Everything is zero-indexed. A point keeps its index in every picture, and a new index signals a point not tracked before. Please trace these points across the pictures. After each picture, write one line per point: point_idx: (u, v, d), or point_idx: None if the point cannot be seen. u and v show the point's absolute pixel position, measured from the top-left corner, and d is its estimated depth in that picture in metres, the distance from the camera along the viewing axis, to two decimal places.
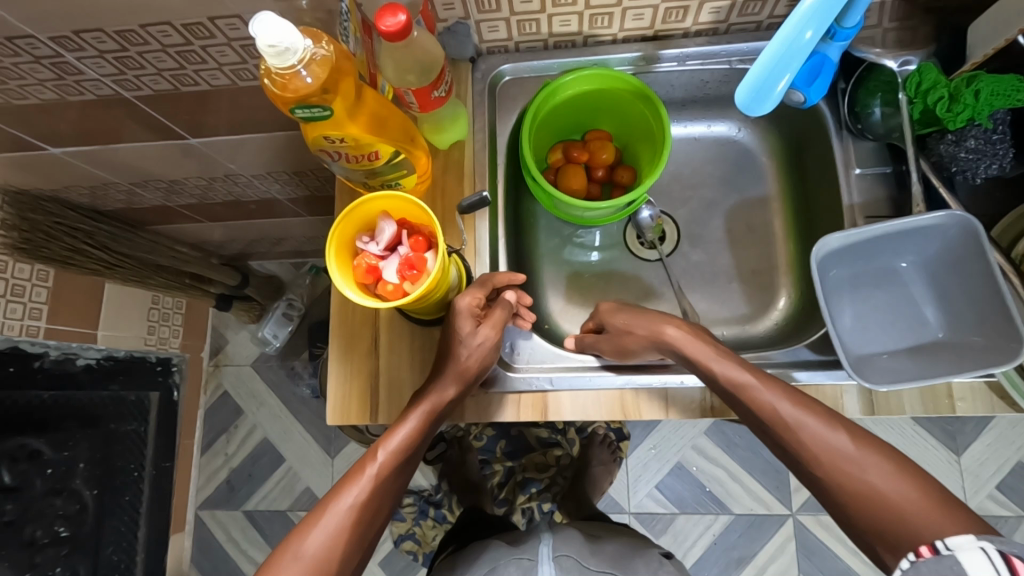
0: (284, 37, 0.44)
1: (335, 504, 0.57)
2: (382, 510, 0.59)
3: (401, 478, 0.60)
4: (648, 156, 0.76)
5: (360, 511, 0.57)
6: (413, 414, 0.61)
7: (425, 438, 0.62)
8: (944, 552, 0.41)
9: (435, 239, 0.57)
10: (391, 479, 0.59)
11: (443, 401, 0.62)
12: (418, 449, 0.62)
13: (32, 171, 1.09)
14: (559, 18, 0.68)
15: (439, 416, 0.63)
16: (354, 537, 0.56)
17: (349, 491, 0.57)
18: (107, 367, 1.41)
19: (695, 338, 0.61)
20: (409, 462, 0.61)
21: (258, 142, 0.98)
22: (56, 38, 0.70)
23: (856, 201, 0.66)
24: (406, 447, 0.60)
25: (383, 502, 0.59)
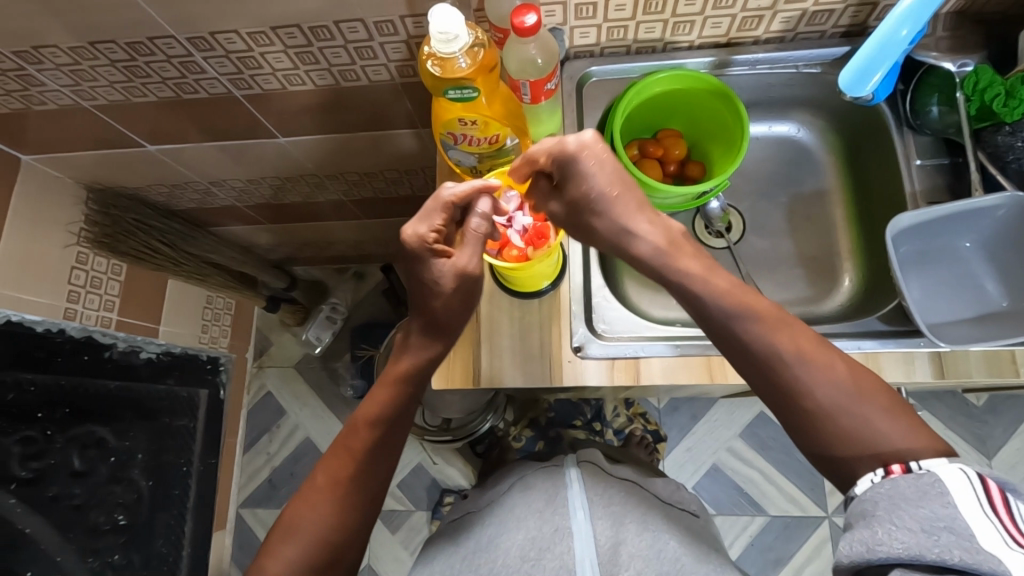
0: (452, 26, 0.51)
1: (319, 478, 0.66)
2: (371, 477, 0.66)
3: (386, 445, 0.67)
4: (721, 151, 0.83)
5: (340, 481, 0.65)
6: (390, 376, 0.69)
7: (409, 402, 0.68)
8: (918, 470, 0.47)
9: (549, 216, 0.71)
10: (370, 447, 0.66)
11: (419, 360, 0.68)
12: (398, 414, 0.67)
13: (123, 168, 1.17)
14: (645, 26, 0.76)
15: (416, 376, 0.68)
16: (339, 505, 0.64)
17: (332, 463, 0.66)
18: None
19: (675, 251, 0.64)
20: (394, 427, 0.67)
21: (344, 141, 1.06)
22: (192, 38, 0.79)
23: (918, 188, 0.73)
24: (381, 416, 0.66)
25: (371, 468, 0.66)
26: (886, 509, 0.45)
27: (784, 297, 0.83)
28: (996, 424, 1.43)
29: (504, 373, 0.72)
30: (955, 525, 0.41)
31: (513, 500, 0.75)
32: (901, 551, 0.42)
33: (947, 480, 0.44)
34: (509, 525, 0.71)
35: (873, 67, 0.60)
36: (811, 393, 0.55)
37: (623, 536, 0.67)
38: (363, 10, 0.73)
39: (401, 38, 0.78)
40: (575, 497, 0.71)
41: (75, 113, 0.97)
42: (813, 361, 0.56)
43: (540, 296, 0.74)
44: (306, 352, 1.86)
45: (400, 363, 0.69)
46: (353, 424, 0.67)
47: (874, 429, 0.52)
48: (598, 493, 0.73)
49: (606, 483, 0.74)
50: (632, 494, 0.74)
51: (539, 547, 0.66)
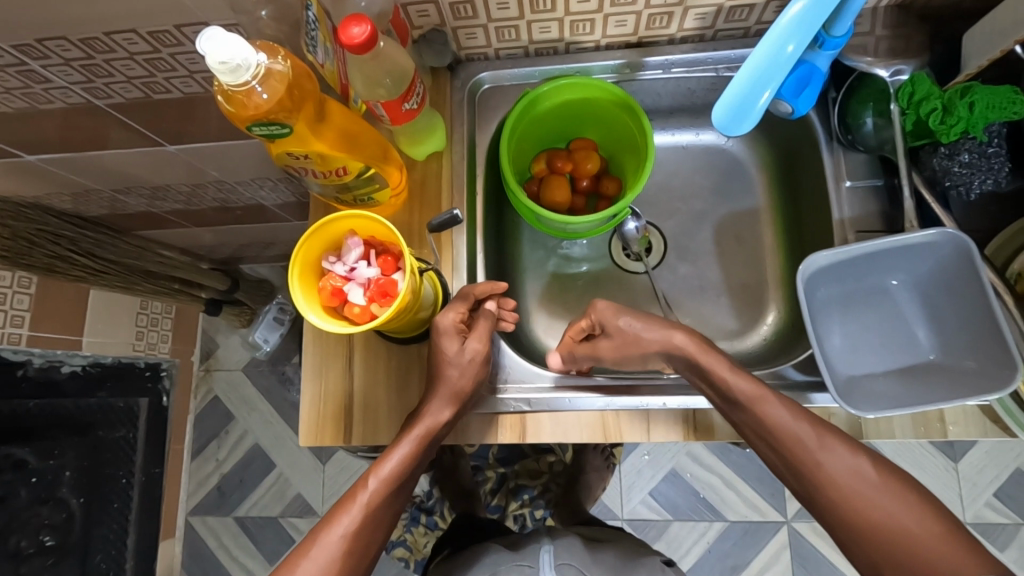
0: (236, 53, 0.42)
1: (325, 536, 0.55)
2: (374, 540, 0.57)
3: (393, 507, 0.58)
4: (633, 166, 0.73)
5: (348, 543, 0.55)
6: (404, 439, 0.59)
7: (421, 462, 0.61)
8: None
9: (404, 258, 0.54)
10: (381, 508, 0.57)
11: (439, 424, 0.60)
12: (411, 474, 0.60)
13: (12, 179, 1.07)
14: (538, 25, 0.65)
15: (438, 438, 0.61)
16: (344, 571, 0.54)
17: (340, 520, 0.56)
18: (88, 376, 1.40)
19: (704, 348, 0.58)
20: (403, 487, 0.59)
21: (238, 149, 0.96)
22: (19, 46, 0.68)
23: (847, 215, 0.64)
24: (398, 475, 0.58)
25: (377, 529, 0.57)
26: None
27: (704, 331, 0.74)
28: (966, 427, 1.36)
29: (377, 430, 0.65)
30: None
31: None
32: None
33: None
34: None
35: (749, 101, 0.51)
36: (835, 482, 0.51)
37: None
38: None
39: None
40: None
41: None
42: (834, 448, 0.52)
43: (418, 341, 0.66)
44: (253, 355, 1.79)
45: (422, 419, 0.60)
46: (366, 478, 0.57)
47: (898, 519, 0.49)
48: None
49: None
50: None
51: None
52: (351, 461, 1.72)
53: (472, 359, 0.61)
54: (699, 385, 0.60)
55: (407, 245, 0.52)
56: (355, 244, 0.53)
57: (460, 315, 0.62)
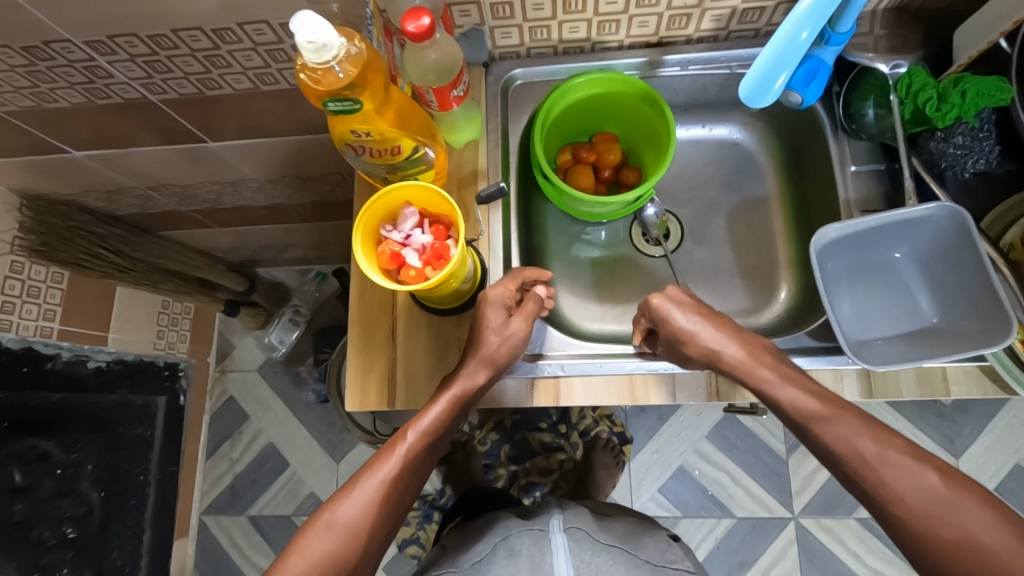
0: (321, 34, 0.47)
1: (364, 476, 0.59)
2: (409, 487, 0.61)
3: (425, 459, 0.62)
4: (653, 157, 0.79)
5: (385, 485, 0.59)
6: (441, 398, 0.63)
7: (455, 420, 0.64)
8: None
9: (455, 228, 0.60)
10: (417, 457, 0.61)
11: (474, 386, 0.63)
12: (446, 430, 0.63)
13: (54, 175, 1.12)
14: (569, 25, 0.72)
15: (471, 400, 0.65)
16: (380, 511, 0.58)
17: (378, 463, 0.60)
18: (109, 372, 1.40)
19: (754, 362, 0.60)
20: (436, 444, 0.63)
21: (276, 146, 1.02)
22: (90, 42, 0.74)
23: (852, 196, 0.70)
24: (435, 428, 0.62)
25: (411, 478, 0.61)
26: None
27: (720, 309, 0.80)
28: (965, 423, 1.41)
29: (419, 395, 0.70)
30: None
31: (493, 565, 0.73)
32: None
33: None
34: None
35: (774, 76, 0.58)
36: (904, 500, 0.50)
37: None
38: (265, 11, 0.69)
39: None
40: (561, 568, 0.70)
41: None
42: (898, 463, 0.51)
43: (457, 313, 0.71)
44: (269, 356, 1.82)
45: (459, 381, 0.63)
46: (405, 430, 0.61)
47: (959, 527, 0.48)
48: (585, 563, 0.72)
49: (593, 551, 0.74)
50: (618, 561, 0.74)
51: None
52: (365, 460, 1.75)
53: (512, 334, 0.65)
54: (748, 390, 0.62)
55: (460, 216, 0.58)
56: (412, 215, 0.58)
57: (508, 291, 0.67)
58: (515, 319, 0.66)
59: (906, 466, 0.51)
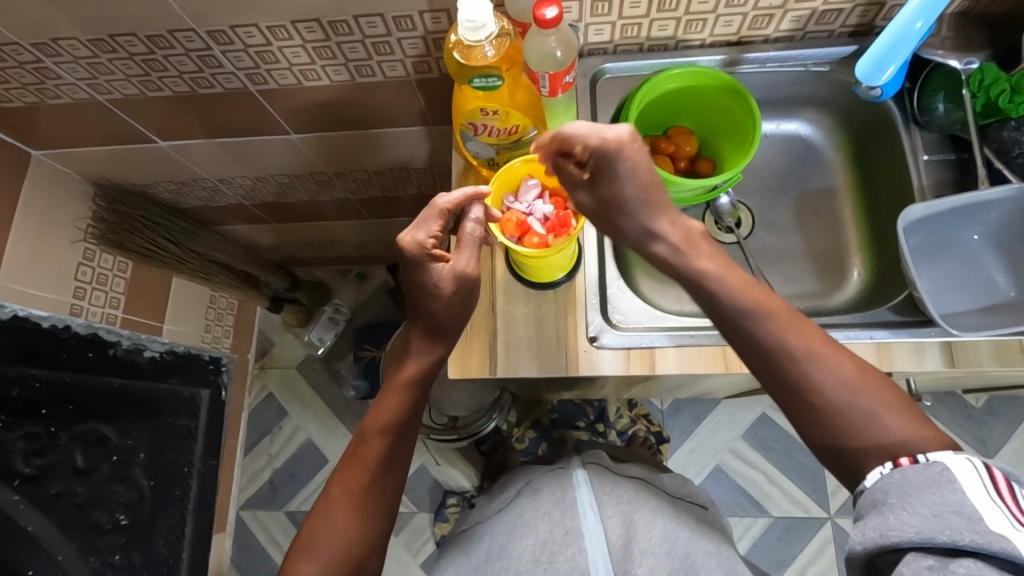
0: (481, 15, 0.53)
1: (338, 487, 0.69)
2: (384, 479, 0.70)
3: (393, 451, 0.71)
4: (731, 148, 0.85)
5: (356, 488, 0.69)
6: (391, 396, 0.72)
7: (413, 406, 0.73)
8: (925, 461, 0.50)
9: (569, 202, 0.71)
10: (382, 454, 0.70)
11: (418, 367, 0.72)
12: (407, 421, 0.72)
13: (133, 164, 1.17)
14: (658, 24, 0.77)
15: (421, 381, 0.73)
16: (360, 511, 0.69)
17: (348, 474, 0.70)
18: (169, 364, 0.73)
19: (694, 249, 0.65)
20: (402, 432, 0.72)
21: (354, 138, 1.07)
22: (211, 32, 0.80)
23: (925, 182, 0.75)
24: (392, 424, 0.71)
25: (385, 470, 0.71)
26: (894, 498, 0.49)
27: (792, 292, 0.84)
28: (996, 426, 1.45)
29: (519, 362, 0.73)
30: (970, 520, 0.44)
31: (521, 505, 0.79)
32: (913, 535, 0.45)
33: (954, 469, 0.48)
34: (520, 531, 0.75)
35: (890, 59, 0.66)
36: (826, 396, 0.56)
37: (634, 533, 0.72)
38: (382, 5, 0.74)
39: (418, 34, 0.80)
40: (583, 498, 0.75)
41: (89, 107, 0.97)
42: (822, 359, 0.57)
43: (554, 287, 0.75)
44: (309, 353, 1.83)
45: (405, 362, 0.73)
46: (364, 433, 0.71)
47: (846, 398, 0.56)
48: (607, 492, 0.77)
49: (613, 481, 0.79)
50: (640, 490, 0.79)
51: (550, 551, 0.71)
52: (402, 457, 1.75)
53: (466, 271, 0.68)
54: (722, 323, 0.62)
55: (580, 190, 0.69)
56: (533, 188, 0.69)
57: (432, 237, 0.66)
58: (452, 259, 0.67)
59: (828, 378, 0.56)
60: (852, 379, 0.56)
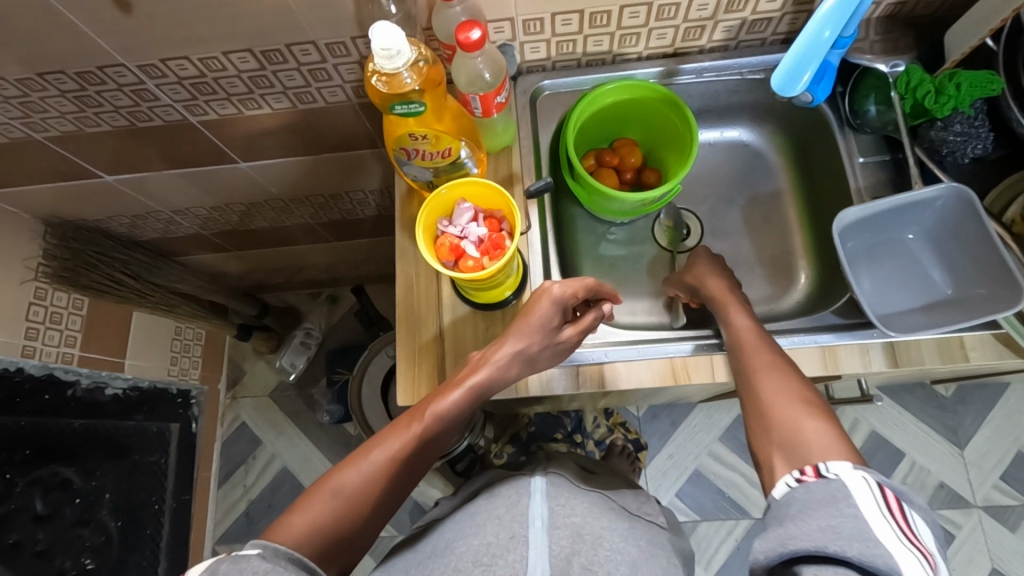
0: (394, 42, 0.52)
1: (376, 452, 0.60)
2: (414, 472, 0.62)
3: (434, 444, 0.63)
4: (674, 158, 0.85)
5: (394, 463, 0.60)
6: (458, 387, 0.63)
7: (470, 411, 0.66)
8: (828, 475, 0.48)
9: (506, 220, 0.68)
10: (429, 441, 0.62)
11: (502, 374, 0.65)
12: (456, 420, 0.64)
13: (81, 200, 1.14)
14: (593, 39, 0.78)
15: (484, 391, 0.65)
16: (387, 486, 0.59)
17: (393, 441, 0.61)
18: (133, 397, 1.24)
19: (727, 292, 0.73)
20: (446, 432, 0.64)
21: (304, 163, 1.05)
22: (143, 66, 0.78)
23: (862, 184, 0.76)
24: (448, 416, 0.63)
25: (420, 459, 0.63)
26: (794, 509, 0.47)
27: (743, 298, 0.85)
28: (966, 414, 1.47)
29: None
30: (857, 534, 0.43)
31: (476, 508, 0.77)
32: (809, 545, 0.43)
33: (850, 485, 0.46)
34: (468, 531, 0.72)
35: (803, 66, 0.67)
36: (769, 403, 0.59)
37: (579, 548, 0.68)
38: (314, 31, 0.74)
39: (354, 59, 0.79)
40: (536, 507, 0.73)
41: (27, 145, 0.95)
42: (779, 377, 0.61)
43: (503, 306, 0.74)
44: (281, 379, 1.80)
45: (492, 350, 0.65)
46: (424, 410, 0.62)
47: (802, 429, 0.54)
48: (560, 504, 0.74)
49: (570, 494, 0.77)
50: (596, 503, 0.79)
51: (491, 554, 0.66)
52: None
53: (560, 342, 0.68)
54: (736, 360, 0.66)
55: (515, 209, 0.66)
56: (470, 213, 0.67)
57: (577, 295, 0.67)
58: (552, 286, 0.65)
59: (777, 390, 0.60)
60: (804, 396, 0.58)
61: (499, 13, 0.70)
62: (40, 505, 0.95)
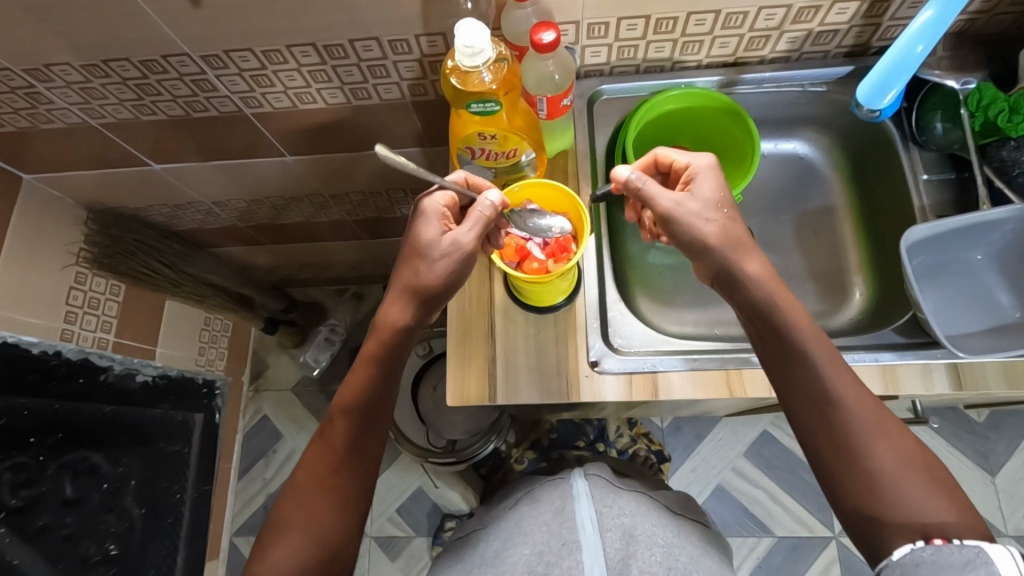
0: (478, 40, 0.54)
1: (303, 475, 0.61)
2: (356, 466, 0.61)
3: (360, 436, 0.62)
4: (729, 167, 0.84)
5: (323, 476, 0.60)
6: (354, 372, 0.63)
7: (386, 386, 0.63)
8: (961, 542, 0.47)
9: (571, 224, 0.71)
10: (345, 439, 0.61)
11: (398, 327, 0.63)
12: (371, 395, 0.62)
13: (125, 188, 1.15)
14: (655, 45, 0.77)
15: (390, 353, 0.63)
16: (329, 498, 0.60)
17: (315, 456, 0.61)
18: None
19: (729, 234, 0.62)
20: (369, 411, 0.62)
21: (350, 159, 1.06)
22: (206, 56, 0.79)
23: (926, 202, 0.75)
24: (358, 405, 0.62)
25: (357, 460, 0.61)
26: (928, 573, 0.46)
27: None
28: (999, 440, 1.44)
29: (519, 389, 0.71)
30: None
31: (521, 515, 0.77)
32: None
33: (992, 552, 0.44)
34: (516, 540, 0.72)
35: (890, 81, 0.67)
36: (858, 447, 0.53)
37: (633, 550, 0.68)
38: (379, 28, 0.73)
39: (414, 58, 0.79)
40: (584, 511, 0.72)
41: (82, 131, 0.96)
42: (866, 412, 0.54)
43: (554, 312, 0.74)
44: (304, 374, 1.80)
45: (377, 333, 0.63)
46: (330, 414, 0.62)
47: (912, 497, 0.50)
48: (607, 505, 0.73)
49: (614, 495, 0.76)
50: (641, 501, 0.78)
51: (547, 562, 0.67)
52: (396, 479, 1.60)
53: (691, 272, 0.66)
54: (755, 321, 0.60)
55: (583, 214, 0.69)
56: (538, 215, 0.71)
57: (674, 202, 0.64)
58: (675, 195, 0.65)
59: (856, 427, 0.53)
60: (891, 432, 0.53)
61: (566, 15, 0.70)
62: (116, 488, 0.77)
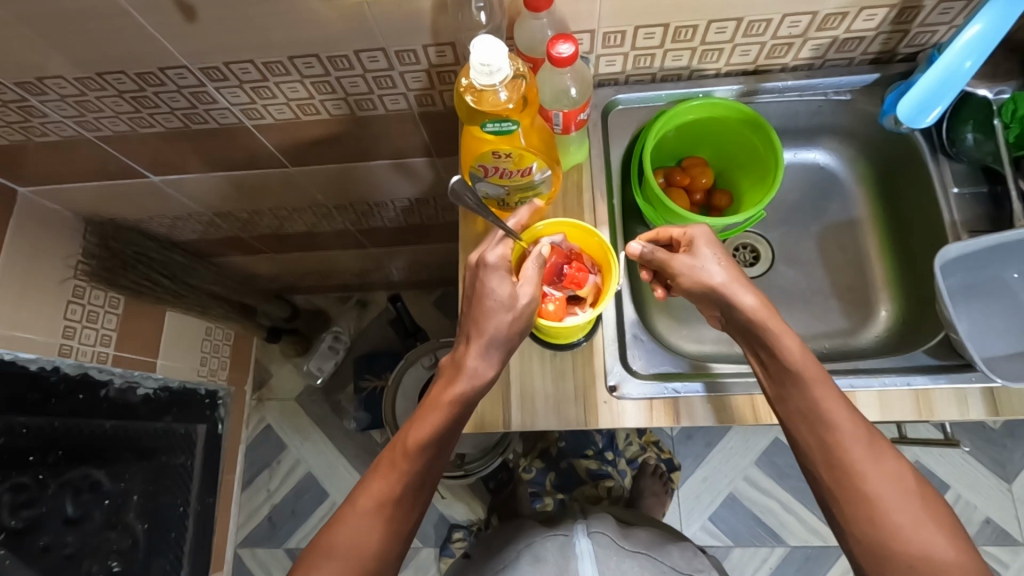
0: (496, 58, 0.51)
1: (363, 502, 0.55)
2: (415, 506, 0.57)
3: (426, 479, 0.57)
4: (749, 180, 0.81)
5: (385, 508, 0.55)
6: (433, 409, 0.57)
7: (458, 429, 0.58)
8: None
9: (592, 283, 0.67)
10: (415, 481, 0.56)
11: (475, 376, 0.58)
12: (448, 439, 0.57)
13: (122, 200, 1.13)
14: (673, 54, 0.73)
15: (468, 399, 0.58)
16: (384, 535, 0.55)
17: (378, 486, 0.56)
18: (162, 403, 1.18)
19: (738, 282, 0.59)
20: (441, 453, 0.57)
21: (353, 170, 1.02)
22: (205, 69, 0.76)
23: (958, 218, 0.72)
24: (433, 447, 0.56)
25: (415, 499, 0.57)
26: None
27: (818, 329, 0.81)
28: (1016, 448, 1.41)
29: (537, 415, 0.68)
30: None
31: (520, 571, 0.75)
32: None
33: None
34: None
35: (933, 101, 0.64)
36: (876, 497, 0.51)
37: None
38: (385, 39, 0.70)
39: (422, 68, 0.76)
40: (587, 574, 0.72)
41: (78, 144, 0.93)
42: (886, 465, 0.52)
43: (573, 348, 0.70)
44: (308, 383, 1.77)
45: (456, 374, 0.58)
46: (400, 448, 0.56)
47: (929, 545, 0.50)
48: (612, 568, 0.73)
49: (618, 557, 0.75)
50: (645, 568, 0.75)
51: None
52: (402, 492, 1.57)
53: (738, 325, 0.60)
54: (752, 349, 0.59)
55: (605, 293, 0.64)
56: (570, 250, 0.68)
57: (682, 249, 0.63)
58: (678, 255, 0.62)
59: (879, 483, 0.52)
60: (909, 483, 0.52)
61: (582, 24, 0.66)
62: (69, 508, 0.93)
